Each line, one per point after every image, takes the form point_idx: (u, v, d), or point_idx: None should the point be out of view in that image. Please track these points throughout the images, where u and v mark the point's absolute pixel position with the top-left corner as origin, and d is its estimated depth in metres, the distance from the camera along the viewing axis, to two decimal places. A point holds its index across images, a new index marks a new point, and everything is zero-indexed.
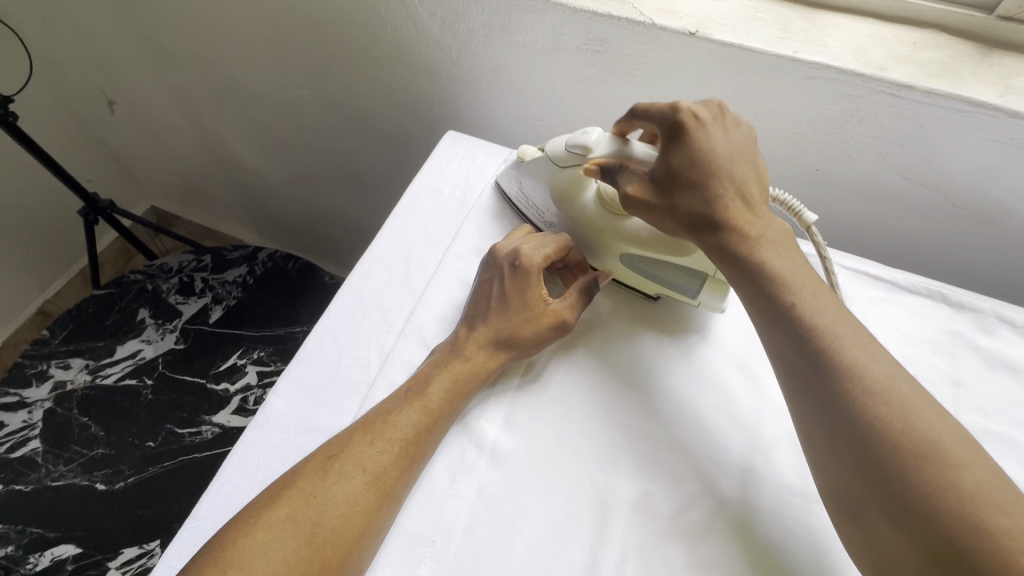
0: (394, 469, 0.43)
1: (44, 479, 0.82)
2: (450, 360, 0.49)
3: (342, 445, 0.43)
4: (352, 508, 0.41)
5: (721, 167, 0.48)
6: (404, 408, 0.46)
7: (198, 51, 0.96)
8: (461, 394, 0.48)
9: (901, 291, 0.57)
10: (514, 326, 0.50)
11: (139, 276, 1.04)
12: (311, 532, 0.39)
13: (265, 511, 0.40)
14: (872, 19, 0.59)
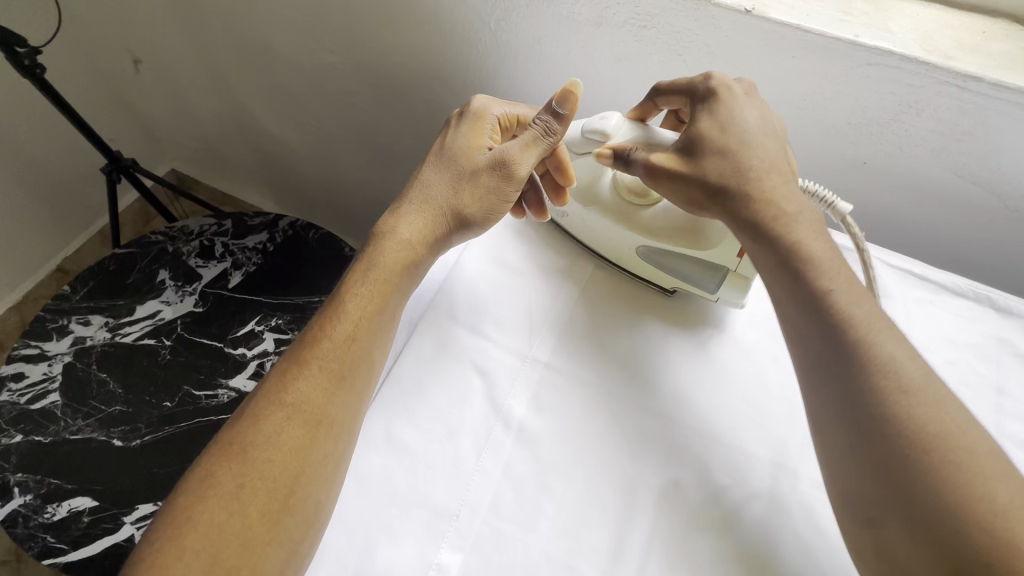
0: (318, 399, 0.43)
1: (63, 432, 0.83)
2: (367, 284, 0.48)
3: (270, 388, 0.43)
4: (283, 444, 0.41)
5: (747, 141, 0.47)
6: (323, 335, 0.45)
7: (228, 10, 0.94)
8: (382, 312, 0.48)
9: (946, 293, 0.55)
10: (456, 171, 0.54)
11: (159, 237, 1.03)
12: (247, 483, 0.39)
13: (207, 474, 0.40)
14: (939, 6, 0.56)
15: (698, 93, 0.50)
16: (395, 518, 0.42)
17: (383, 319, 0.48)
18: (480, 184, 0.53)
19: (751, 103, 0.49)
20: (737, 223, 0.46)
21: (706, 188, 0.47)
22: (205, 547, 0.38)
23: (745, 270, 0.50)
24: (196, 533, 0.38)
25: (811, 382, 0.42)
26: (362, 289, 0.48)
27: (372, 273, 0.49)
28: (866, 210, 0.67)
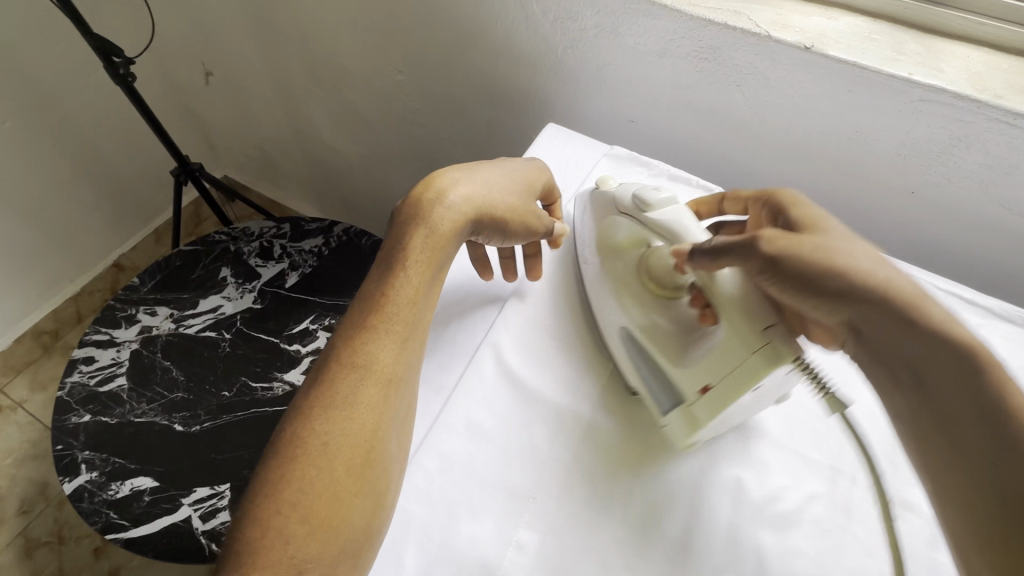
0: (391, 362, 0.46)
1: (128, 414, 0.88)
2: (425, 250, 0.50)
3: (346, 350, 0.46)
4: (363, 402, 0.43)
5: (854, 251, 0.43)
6: (386, 302, 0.48)
7: (304, 30, 1.01)
8: (434, 279, 0.50)
9: (995, 318, 0.58)
10: (517, 186, 0.56)
11: (222, 236, 1.09)
12: (331, 442, 0.41)
13: (292, 437, 0.42)
14: (987, 48, 0.60)
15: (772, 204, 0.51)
16: (478, 496, 0.45)
17: (433, 283, 0.50)
18: (527, 209, 0.56)
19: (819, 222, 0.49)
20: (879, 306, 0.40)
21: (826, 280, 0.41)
22: (300, 501, 0.39)
23: (699, 410, 0.45)
24: (289, 490, 0.39)
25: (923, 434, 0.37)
26: (420, 255, 0.49)
27: (429, 238, 0.50)
28: (910, 237, 0.70)
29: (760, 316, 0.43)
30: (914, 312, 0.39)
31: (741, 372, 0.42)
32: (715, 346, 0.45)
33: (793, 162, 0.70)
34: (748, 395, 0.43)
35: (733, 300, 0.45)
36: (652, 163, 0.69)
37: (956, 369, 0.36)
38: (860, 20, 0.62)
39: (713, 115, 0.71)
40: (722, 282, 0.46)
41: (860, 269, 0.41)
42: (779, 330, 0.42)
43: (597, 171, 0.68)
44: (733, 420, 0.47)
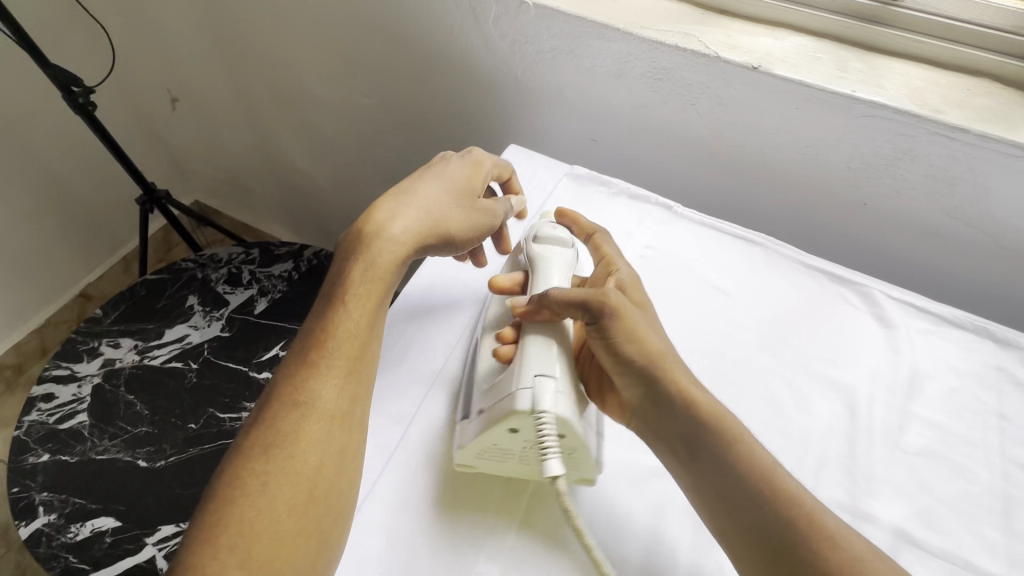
0: (334, 397, 0.45)
1: (89, 451, 0.85)
2: (365, 281, 0.50)
3: (287, 387, 0.45)
4: (305, 440, 0.42)
5: (661, 336, 0.48)
6: (328, 335, 0.47)
7: (268, 56, 1.01)
8: (380, 308, 0.50)
9: (947, 325, 0.59)
10: (456, 194, 0.56)
11: (189, 263, 1.07)
12: (273, 481, 0.41)
13: (232, 478, 0.41)
14: (926, 64, 0.62)
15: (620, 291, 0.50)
16: (438, 528, 0.45)
17: (379, 313, 0.50)
18: (471, 216, 0.56)
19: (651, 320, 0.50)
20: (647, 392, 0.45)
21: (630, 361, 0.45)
22: (238, 544, 0.38)
23: (466, 441, 0.46)
24: (228, 533, 0.39)
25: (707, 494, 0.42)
26: (361, 286, 0.49)
27: (369, 270, 0.50)
28: (867, 247, 0.71)
29: (553, 372, 0.44)
30: (694, 395, 0.44)
31: (499, 407, 0.44)
32: (496, 385, 0.46)
33: (751, 177, 0.72)
34: (509, 437, 0.44)
35: (545, 351, 0.46)
36: (612, 182, 0.69)
37: (720, 440, 0.42)
38: (805, 39, 0.64)
39: (671, 133, 0.72)
40: (543, 331, 0.47)
41: (662, 350, 0.46)
42: (556, 393, 0.43)
43: (559, 191, 0.69)
44: (521, 470, 0.46)
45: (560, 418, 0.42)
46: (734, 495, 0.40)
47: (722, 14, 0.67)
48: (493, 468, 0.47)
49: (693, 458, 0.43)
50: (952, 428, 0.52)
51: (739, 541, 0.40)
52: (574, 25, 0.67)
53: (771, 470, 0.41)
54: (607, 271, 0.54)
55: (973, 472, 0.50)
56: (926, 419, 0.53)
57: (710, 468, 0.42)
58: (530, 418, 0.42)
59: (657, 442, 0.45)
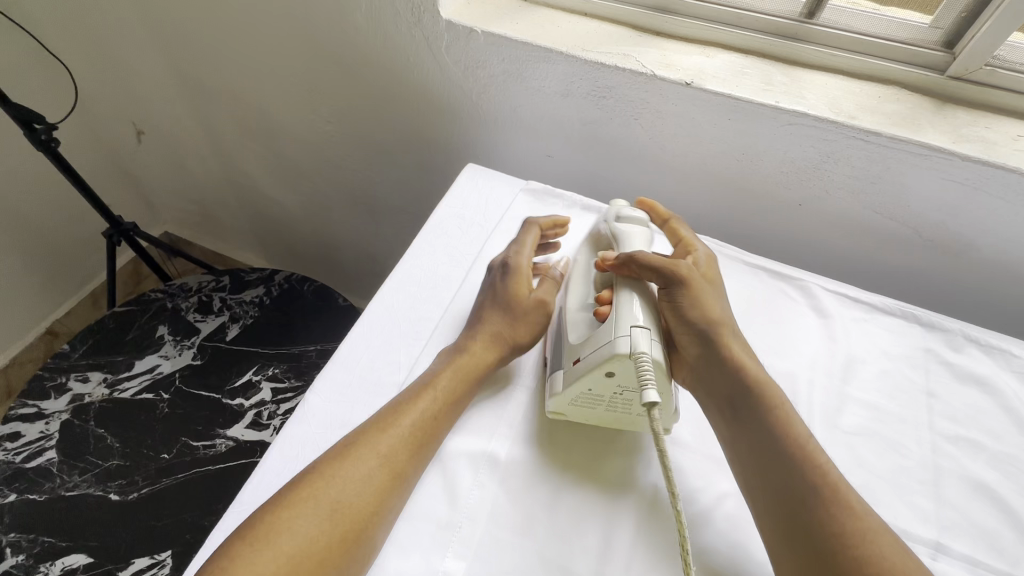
0: (402, 455, 0.47)
1: (59, 488, 0.83)
2: (455, 363, 0.53)
3: (360, 433, 0.47)
4: (366, 486, 0.44)
5: (725, 311, 0.55)
6: (410, 399, 0.50)
7: (233, 87, 1.04)
8: (467, 387, 0.53)
9: (878, 312, 0.64)
10: (509, 311, 0.57)
11: (158, 294, 1.08)
12: (318, 504, 0.43)
13: (282, 491, 0.44)
14: (842, 75, 0.68)
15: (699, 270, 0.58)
16: (404, 531, 0.46)
17: (464, 393, 0.52)
18: (528, 317, 0.57)
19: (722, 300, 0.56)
20: (703, 353, 0.52)
21: (694, 320, 0.52)
22: (276, 559, 0.40)
23: (559, 396, 0.51)
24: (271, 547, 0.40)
25: (744, 454, 0.47)
26: (450, 370, 0.53)
27: (459, 352, 0.54)
28: (807, 243, 0.76)
29: (644, 323, 0.49)
30: (745, 363, 0.51)
31: (597, 353, 0.48)
32: (588, 340, 0.50)
33: (696, 185, 0.76)
34: (603, 381, 0.48)
35: (637, 305, 0.51)
36: (565, 195, 0.73)
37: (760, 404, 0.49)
38: (733, 56, 0.70)
39: (620, 146, 0.77)
40: (630, 288, 0.53)
41: (724, 320, 0.54)
42: (651, 340, 0.48)
43: (515, 205, 0.71)
44: (611, 418, 0.51)
45: (655, 363, 0.47)
46: (769, 454, 0.46)
47: (657, 36, 0.72)
48: (581, 415, 0.52)
49: (735, 416, 0.49)
50: (886, 407, 0.56)
51: (765, 495, 0.45)
52: (521, 49, 0.71)
53: (804, 441, 0.46)
54: (686, 251, 0.61)
55: (904, 446, 0.54)
56: (862, 400, 0.57)
57: (751, 430, 0.48)
58: (629, 361, 0.47)
59: (708, 398, 0.51)
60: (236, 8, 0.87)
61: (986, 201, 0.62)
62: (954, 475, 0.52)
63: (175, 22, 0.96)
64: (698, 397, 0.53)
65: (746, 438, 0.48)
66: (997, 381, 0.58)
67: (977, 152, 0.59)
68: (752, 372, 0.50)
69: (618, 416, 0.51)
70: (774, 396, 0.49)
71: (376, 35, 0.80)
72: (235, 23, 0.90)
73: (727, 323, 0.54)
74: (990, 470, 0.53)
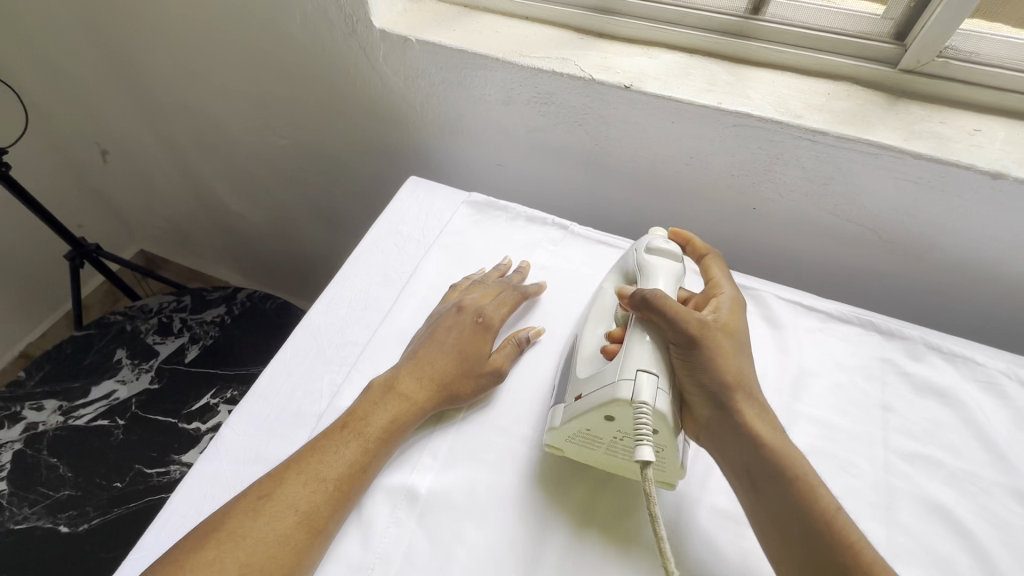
0: (325, 508, 0.43)
1: (7, 522, 0.81)
2: (387, 408, 0.49)
3: (276, 483, 0.43)
4: (281, 546, 0.41)
5: (746, 364, 0.48)
6: (335, 448, 0.46)
7: (187, 104, 1.02)
8: (398, 431, 0.49)
9: (834, 321, 0.61)
10: (459, 360, 0.52)
11: (118, 317, 1.07)
12: (224, 567, 0.39)
13: (185, 546, 0.40)
14: (790, 73, 0.65)
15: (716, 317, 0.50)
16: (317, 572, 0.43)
17: (394, 437, 0.48)
18: (473, 372, 0.52)
19: (743, 354, 0.49)
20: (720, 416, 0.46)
21: (713, 380, 0.46)
22: None
23: (559, 431, 0.47)
24: None
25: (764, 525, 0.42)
26: (381, 416, 0.48)
27: (390, 392, 0.50)
28: (766, 248, 0.73)
29: (654, 368, 0.44)
30: (763, 424, 0.45)
31: (599, 393, 0.44)
32: (595, 376, 0.46)
33: (647, 191, 0.73)
34: (604, 424, 0.44)
35: (647, 348, 0.45)
36: (510, 207, 0.70)
37: (784, 468, 0.43)
38: (677, 56, 0.67)
39: (569, 153, 0.74)
40: (645, 330, 0.47)
41: (743, 376, 0.47)
42: (657, 389, 0.43)
43: (457, 219, 0.69)
44: (610, 460, 0.47)
45: (658, 414, 0.42)
46: (792, 525, 0.41)
47: (599, 39, 0.69)
48: (580, 453, 0.48)
49: (755, 482, 0.44)
50: (838, 424, 0.53)
51: (791, 570, 0.40)
52: (458, 58, 0.69)
53: (832, 513, 0.41)
54: (712, 290, 0.53)
55: (856, 466, 0.50)
56: (813, 417, 0.53)
57: (772, 496, 0.42)
58: (628, 406, 0.42)
59: (724, 462, 0.46)
60: (177, 24, 0.85)
61: (944, 199, 0.58)
62: (909, 497, 0.49)
63: (123, 39, 0.94)
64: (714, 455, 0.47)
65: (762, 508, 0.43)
66: (958, 391, 0.55)
67: (929, 149, 0.56)
68: (774, 437, 0.44)
69: (616, 461, 0.47)
70: (795, 460, 0.43)
71: (316, 47, 0.78)
72: (179, 39, 0.88)
73: (749, 383, 0.47)
74: (948, 490, 0.49)
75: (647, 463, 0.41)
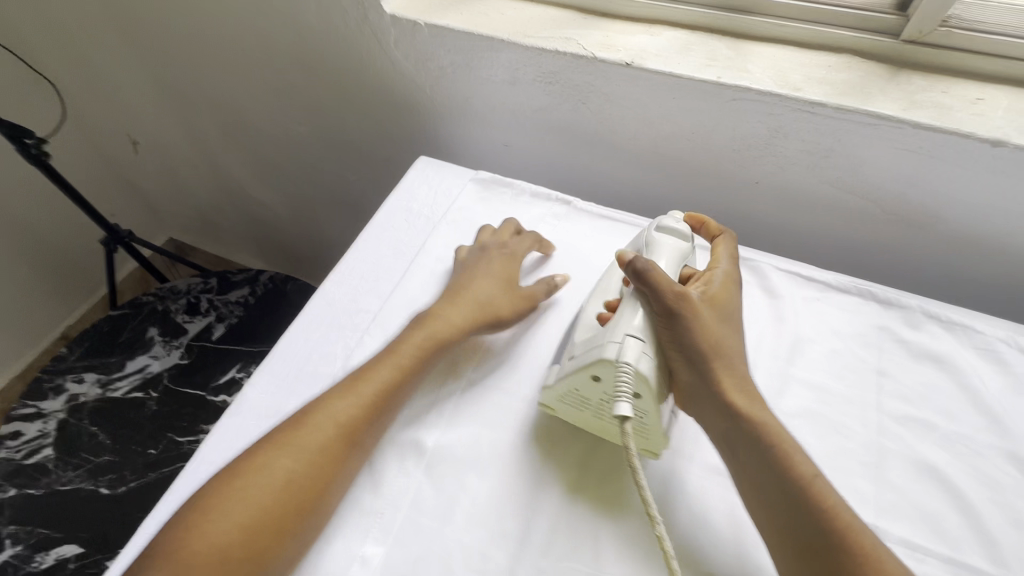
0: (363, 421, 0.48)
1: (54, 483, 0.87)
2: (421, 339, 0.54)
3: (321, 403, 0.49)
4: (325, 453, 0.46)
5: (733, 338, 0.49)
6: (373, 373, 0.51)
7: (211, 94, 1.06)
8: (433, 360, 0.53)
9: (832, 291, 0.62)
10: (495, 293, 0.58)
11: (150, 297, 1.13)
12: (279, 467, 0.45)
13: (246, 453, 0.46)
14: (791, 47, 0.65)
15: (707, 292, 0.52)
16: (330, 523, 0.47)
17: (428, 363, 0.53)
18: (512, 299, 0.58)
19: (727, 326, 0.50)
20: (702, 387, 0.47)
21: (693, 347, 0.47)
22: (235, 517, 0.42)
23: (549, 395, 0.50)
24: (228, 510, 0.42)
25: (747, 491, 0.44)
26: (417, 347, 0.53)
27: (425, 325, 0.55)
28: (771, 223, 0.74)
29: (640, 333, 0.46)
30: (736, 393, 0.46)
31: (587, 354, 0.47)
32: (589, 339, 0.49)
33: (651, 167, 0.75)
34: (590, 385, 0.47)
35: (634, 317, 0.48)
36: (515, 183, 0.73)
37: (759, 442, 0.44)
38: (678, 33, 0.68)
39: (573, 131, 0.76)
40: (636, 298, 0.49)
41: (723, 343, 0.48)
42: (641, 352, 0.45)
43: (464, 196, 0.72)
44: (597, 424, 0.49)
45: (640, 376, 0.44)
46: (771, 489, 0.42)
47: (602, 18, 0.71)
48: (571, 416, 0.50)
49: (734, 449, 0.45)
50: (832, 388, 0.54)
51: (769, 532, 0.42)
52: (465, 39, 0.71)
53: (809, 479, 0.42)
54: (709, 266, 0.56)
55: (848, 428, 0.52)
56: (807, 381, 0.55)
57: (751, 467, 0.44)
58: (612, 367, 0.45)
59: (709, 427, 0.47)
60: (201, 16, 0.89)
61: (945, 169, 0.59)
62: (900, 457, 0.50)
63: (149, 31, 0.99)
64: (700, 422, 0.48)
65: (744, 479, 0.44)
66: (955, 358, 0.55)
67: (928, 118, 0.56)
68: (750, 408, 0.45)
69: (603, 424, 0.49)
70: (777, 430, 0.44)
71: (330, 34, 0.81)
72: (202, 30, 0.92)
73: (732, 349, 0.48)
74: (939, 451, 0.50)
75: (625, 418, 0.44)
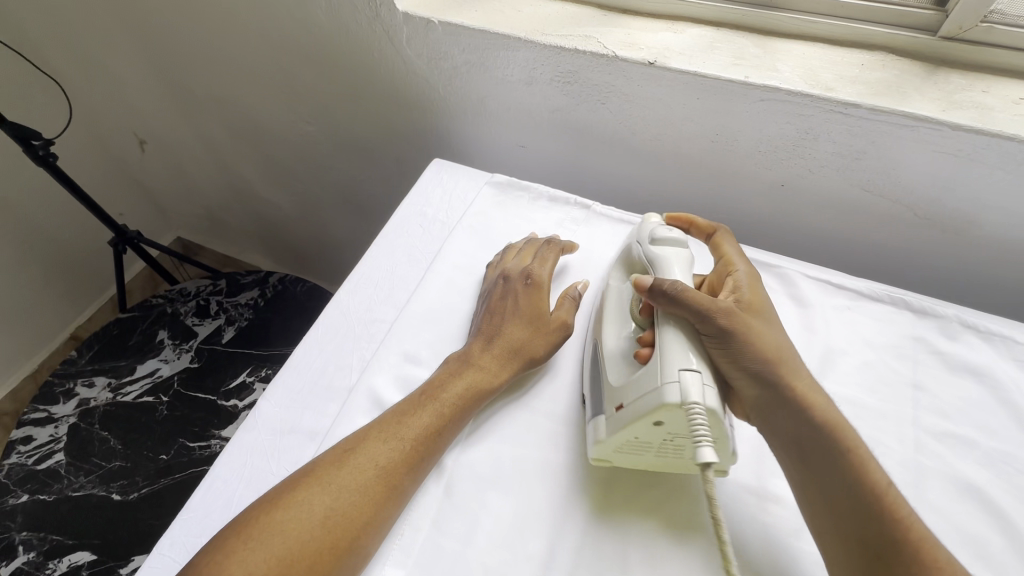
0: (402, 466, 0.45)
1: (66, 489, 0.87)
2: (461, 376, 0.51)
3: (359, 441, 0.46)
4: (361, 496, 0.43)
5: (782, 338, 0.48)
6: (413, 413, 0.48)
7: (218, 93, 1.04)
8: (474, 403, 0.50)
9: (864, 299, 0.59)
10: (524, 324, 0.54)
11: (159, 300, 1.12)
12: (313, 506, 0.42)
13: (279, 489, 0.44)
14: (822, 44, 0.62)
15: (735, 301, 0.49)
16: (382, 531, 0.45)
17: (471, 406, 0.50)
18: (541, 334, 0.54)
19: (771, 329, 0.48)
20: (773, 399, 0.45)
21: (756, 358, 0.45)
22: (263, 556, 0.39)
23: (604, 448, 0.46)
24: (257, 548, 0.39)
25: (813, 501, 0.42)
26: (458, 388, 0.50)
27: (465, 363, 0.52)
28: (796, 227, 0.72)
29: (696, 365, 0.43)
30: (811, 401, 0.44)
31: (646, 400, 0.43)
32: (636, 381, 0.45)
33: (672, 170, 0.73)
34: (652, 430, 0.44)
35: (683, 344, 0.45)
36: (532, 187, 0.70)
37: (830, 450, 0.42)
38: (703, 31, 0.65)
39: (590, 133, 0.74)
40: (672, 322, 0.46)
41: (780, 351, 0.46)
42: (703, 386, 0.42)
43: (479, 200, 0.70)
44: (660, 462, 0.47)
45: (711, 413, 0.42)
46: (843, 498, 0.41)
47: (623, 15, 0.68)
48: (627, 461, 0.48)
49: (805, 461, 0.43)
50: (866, 403, 0.52)
51: (831, 539, 0.41)
52: (480, 39, 0.69)
53: (884, 489, 0.40)
54: (725, 268, 0.53)
55: (885, 445, 0.50)
56: (840, 395, 0.53)
57: (819, 478, 0.42)
58: (679, 410, 0.42)
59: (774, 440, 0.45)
60: (208, 14, 0.87)
61: (985, 172, 0.56)
62: (939, 476, 0.48)
63: (156, 30, 0.97)
64: (764, 436, 0.46)
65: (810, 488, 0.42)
66: (995, 371, 0.53)
67: (969, 119, 0.54)
68: (823, 413, 0.44)
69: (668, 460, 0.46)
70: (849, 439, 0.43)
71: (340, 33, 0.79)
72: (209, 29, 0.90)
73: (788, 353, 0.47)
74: (981, 470, 0.48)
75: (709, 464, 0.41)
